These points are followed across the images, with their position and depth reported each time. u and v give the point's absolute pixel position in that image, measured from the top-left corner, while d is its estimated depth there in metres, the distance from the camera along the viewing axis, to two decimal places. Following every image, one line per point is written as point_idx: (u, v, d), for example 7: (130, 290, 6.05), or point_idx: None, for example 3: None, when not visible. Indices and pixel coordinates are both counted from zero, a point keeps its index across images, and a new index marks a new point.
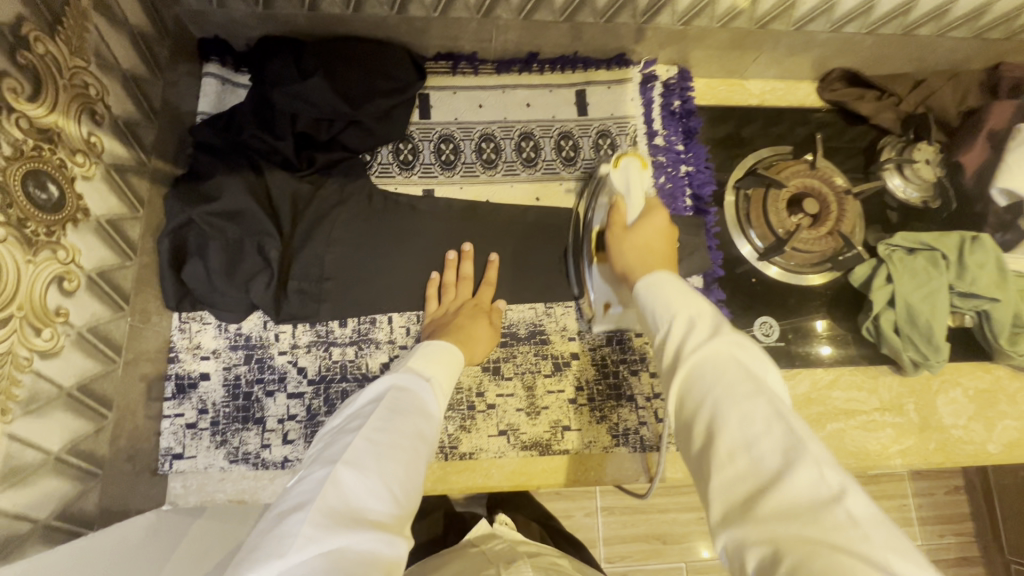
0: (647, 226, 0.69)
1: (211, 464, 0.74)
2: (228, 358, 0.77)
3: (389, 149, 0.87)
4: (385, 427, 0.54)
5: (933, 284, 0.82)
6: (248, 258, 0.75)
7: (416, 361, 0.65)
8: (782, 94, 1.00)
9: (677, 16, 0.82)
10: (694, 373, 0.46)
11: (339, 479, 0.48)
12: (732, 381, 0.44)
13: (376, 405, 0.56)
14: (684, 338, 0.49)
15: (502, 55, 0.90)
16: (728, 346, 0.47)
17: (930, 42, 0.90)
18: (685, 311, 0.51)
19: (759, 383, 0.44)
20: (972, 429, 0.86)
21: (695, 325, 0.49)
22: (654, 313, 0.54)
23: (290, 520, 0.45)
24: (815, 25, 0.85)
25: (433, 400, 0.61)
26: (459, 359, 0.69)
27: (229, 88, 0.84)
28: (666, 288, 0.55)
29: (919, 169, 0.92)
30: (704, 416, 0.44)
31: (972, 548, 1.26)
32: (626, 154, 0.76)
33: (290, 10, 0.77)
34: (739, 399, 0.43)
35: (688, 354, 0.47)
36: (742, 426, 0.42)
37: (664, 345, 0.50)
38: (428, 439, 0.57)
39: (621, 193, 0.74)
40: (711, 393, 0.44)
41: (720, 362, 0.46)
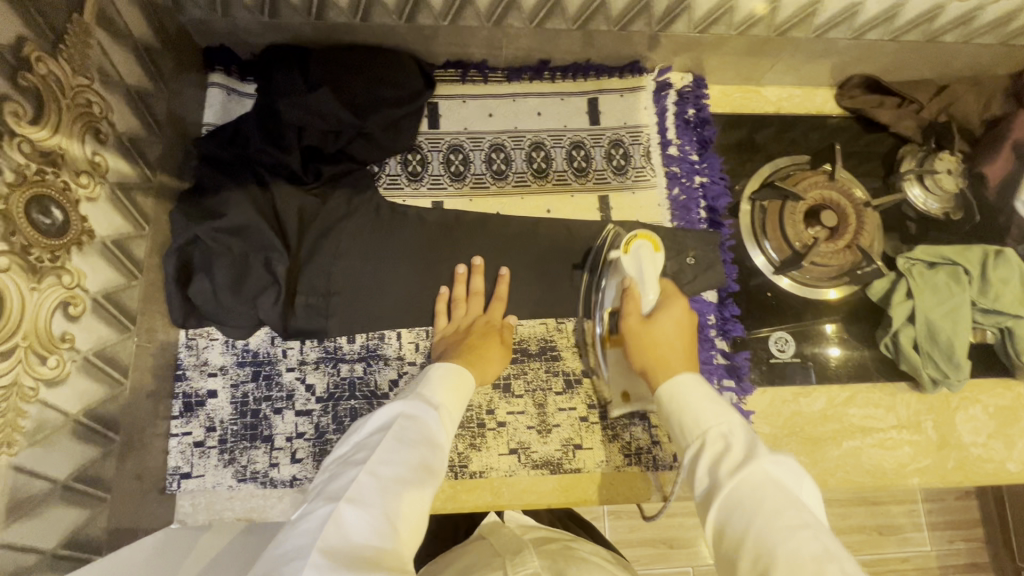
0: (667, 319, 0.71)
1: (219, 482, 0.73)
2: (236, 375, 0.76)
3: (398, 160, 0.85)
4: (390, 460, 0.53)
5: (954, 300, 0.80)
6: (255, 273, 0.73)
7: (424, 388, 0.64)
8: (799, 101, 0.97)
9: (694, 24, 0.80)
10: (733, 500, 0.48)
11: (342, 516, 0.47)
12: (774, 509, 0.46)
13: (382, 436, 0.55)
14: (724, 452, 0.52)
15: (513, 63, 0.88)
16: (765, 468, 0.49)
17: (954, 49, 0.87)
18: (718, 425, 0.55)
19: (799, 509, 0.46)
20: (992, 447, 0.84)
21: (730, 443, 0.53)
22: (685, 426, 0.57)
23: (292, 560, 0.44)
24: (836, 32, 0.82)
25: (441, 430, 0.59)
26: (468, 381, 0.68)
27: (235, 98, 0.82)
28: (692, 400, 0.58)
29: (940, 179, 0.89)
30: (747, 543, 0.45)
31: (981, 555, 1.24)
32: (638, 236, 0.75)
33: (297, 19, 0.75)
34: (781, 527, 0.44)
35: (725, 480, 0.50)
36: (786, 556, 0.43)
37: (700, 469, 0.53)
38: (435, 471, 0.55)
39: (635, 279, 0.74)
40: (753, 525, 0.46)
41: (757, 485, 0.48)
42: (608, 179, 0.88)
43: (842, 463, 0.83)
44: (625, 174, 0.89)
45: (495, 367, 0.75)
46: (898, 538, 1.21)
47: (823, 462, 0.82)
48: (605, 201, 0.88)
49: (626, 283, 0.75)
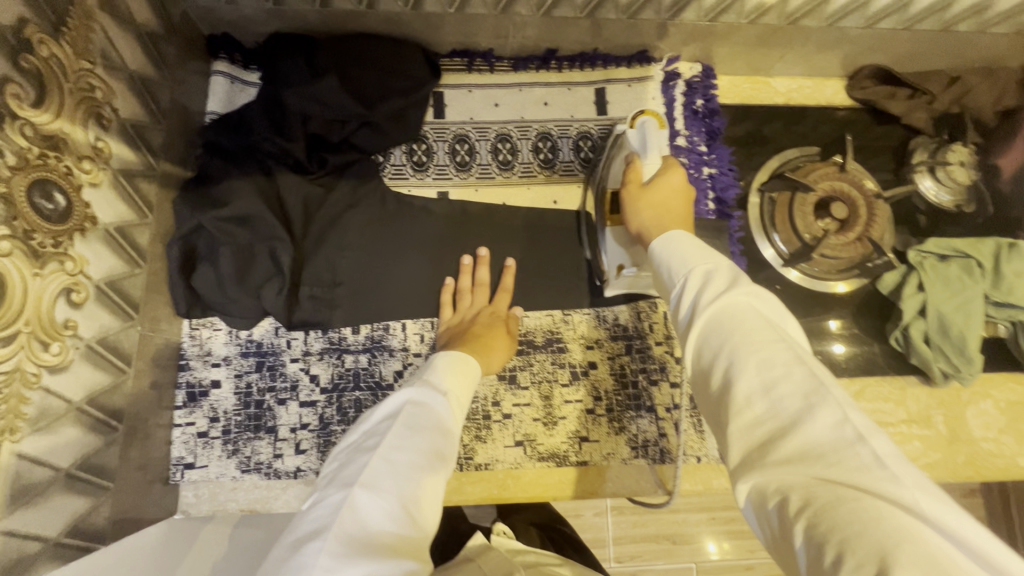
0: (664, 184, 0.66)
1: (223, 473, 0.73)
2: (240, 366, 0.75)
3: (403, 149, 0.84)
4: (401, 446, 0.52)
5: (966, 294, 0.79)
6: (259, 263, 0.73)
7: (432, 375, 0.63)
8: (809, 92, 0.96)
9: (703, 12, 0.79)
10: (710, 325, 0.45)
11: (356, 503, 0.47)
12: (750, 328, 0.43)
13: (391, 422, 0.55)
14: (703, 287, 0.48)
15: (520, 52, 0.87)
16: (746, 296, 0.46)
17: (968, 38, 0.86)
18: (702, 264, 0.50)
19: (776, 330, 0.43)
20: (1003, 442, 0.83)
21: (713, 278, 0.48)
22: (672, 270, 0.53)
23: (307, 548, 0.44)
24: (847, 21, 0.81)
25: (449, 416, 0.59)
26: (473, 369, 0.67)
27: (239, 87, 0.82)
28: (683, 249, 0.54)
29: (952, 171, 0.89)
30: (722, 351, 0.43)
31: None
32: (643, 115, 0.71)
33: (301, 6, 0.74)
34: (755, 340, 0.42)
35: (704, 304, 0.47)
36: (759, 360, 0.41)
37: (680, 303, 0.49)
38: (445, 457, 0.55)
39: (637, 153, 0.70)
40: (730, 340, 0.43)
41: (736, 312, 0.45)
42: None
43: None
44: None
45: (496, 357, 0.73)
46: None
47: None
48: None
49: (629, 158, 0.71)
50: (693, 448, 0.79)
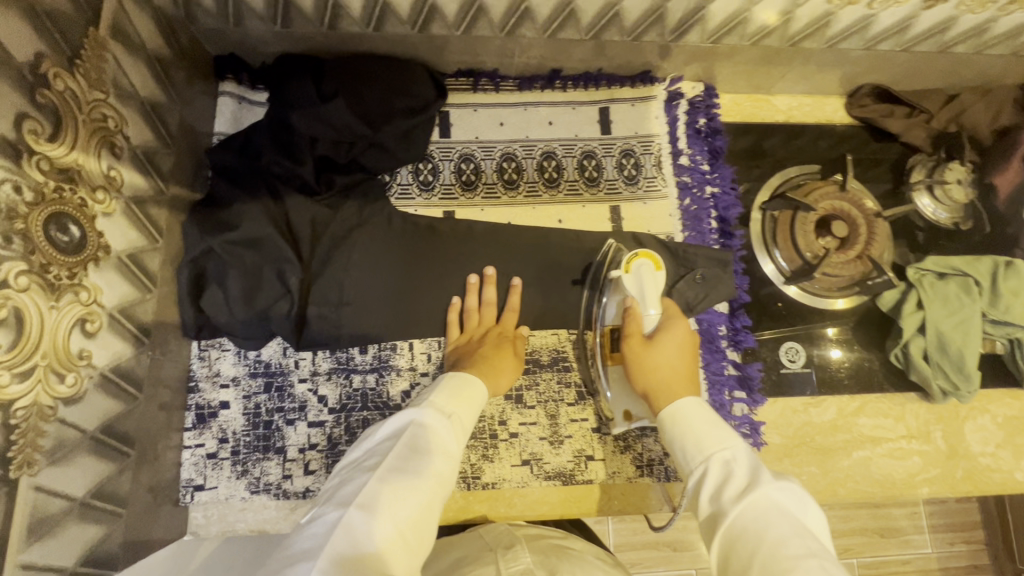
0: (667, 344, 0.70)
1: (232, 494, 0.73)
2: (249, 387, 0.76)
3: (409, 169, 0.85)
4: (401, 467, 0.53)
5: (965, 312, 0.81)
6: (268, 285, 0.73)
7: (437, 397, 0.63)
8: (809, 110, 0.97)
9: (707, 35, 0.80)
10: (738, 529, 0.48)
11: (351, 522, 0.47)
12: (778, 533, 0.45)
13: (394, 443, 0.55)
14: (725, 482, 0.52)
15: (524, 72, 0.87)
16: (770, 497, 0.48)
17: (966, 59, 0.87)
18: (721, 451, 0.54)
19: (800, 529, 0.46)
20: (1000, 457, 0.85)
21: (733, 471, 0.52)
22: (688, 450, 0.57)
23: (302, 564, 0.45)
24: (848, 43, 0.82)
25: (452, 439, 0.59)
26: (478, 391, 0.68)
27: (245, 107, 0.82)
28: (698, 425, 0.58)
29: (949, 189, 0.90)
30: (754, 562, 0.44)
31: (982, 557, 1.23)
32: (638, 255, 0.75)
33: (309, 29, 0.74)
34: (783, 552, 0.44)
35: (729, 507, 0.49)
36: (792, 573, 0.42)
37: (704, 494, 0.53)
38: (445, 481, 0.55)
39: (635, 298, 0.74)
40: (760, 550, 0.45)
41: (761, 514, 0.47)
42: (619, 189, 0.88)
43: (851, 473, 0.83)
44: (636, 184, 0.88)
45: (507, 377, 0.75)
46: (901, 541, 1.20)
47: (833, 472, 0.83)
48: (616, 211, 0.88)
49: (626, 302, 0.74)
50: None
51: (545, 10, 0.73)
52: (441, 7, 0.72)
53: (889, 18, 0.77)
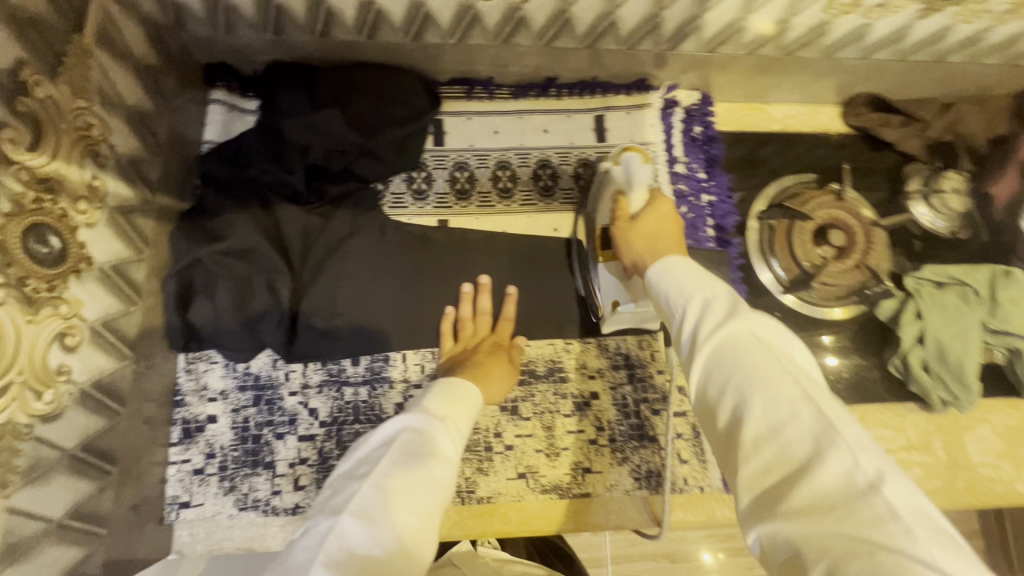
0: (652, 215, 0.66)
1: (220, 511, 0.71)
2: (237, 400, 0.74)
3: (402, 178, 0.84)
4: (394, 472, 0.51)
5: (964, 322, 0.80)
6: (258, 297, 0.71)
7: (429, 402, 0.62)
8: (805, 119, 0.97)
9: (703, 44, 0.79)
10: (714, 357, 0.44)
11: (344, 532, 0.45)
12: (754, 362, 0.42)
13: (386, 449, 0.53)
14: (703, 319, 0.47)
15: (519, 80, 0.87)
16: (746, 326, 0.45)
17: (961, 69, 0.87)
18: (699, 294, 0.50)
19: (780, 358, 0.42)
20: (1001, 468, 0.84)
21: (711, 308, 0.48)
22: (671, 299, 0.52)
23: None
24: (844, 52, 0.82)
25: (448, 442, 0.57)
26: (473, 397, 0.66)
27: (235, 114, 0.80)
28: (680, 274, 0.53)
29: (946, 198, 0.90)
30: (730, 385, 0.42)
31: None
32: (628, 149, 0.71)
33: (301, 36, 0.73)
34: (761, 376, 0.41)
35: (705, 338, 0.45)
36: (763, 401, 0.40)
37: (682, 336, 0.49)
38: (443, 485, 0.53)
39: (624, 189, 0.70)
40: (733, 375, 0.42)
41: (738, 343, 0.44)
42: None
43: None
44: None
45: (500, 386, 0.73)
46: None
47: None
48: None
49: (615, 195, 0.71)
50: (695, 479, 0.78)
51: (540, 18, 0.72)
52: (435, 15, 0.71)
53: (884, 28, 0.76)
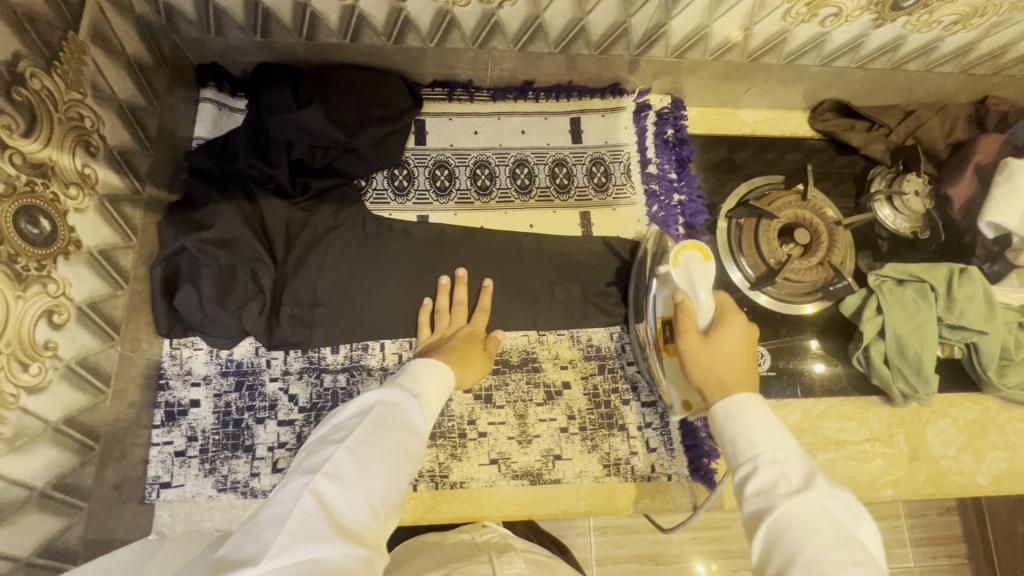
0: (720, 338, 0.68)
1: (199, 492, 0.73)
2: (220, 386, 0.77)
3: (385, 175, 0.88)
4: (369, 441, 0.54)
5: (921, 317, 0.83)
6: (241, 285, 0.74)
7: (406, 378, 0.64)
8: (774, 123, 1.01)
9: (671, 50, 0.84)
10: (783, 525, 0.48)
11: (318, 491, 0.48)
12: (823, 542, 0.46)
13: (361, 419, 0.56)
14: (774, 482, 0.52)
15: (498, 83, 0.91)
16: (820, 500, 0.49)
17: (918, 76, 0.91)
18: (771, 450, 0.54)
19: (849, 545, 0.46)
20: (962, 460, 0.87)
21: (787, 474, 0.52)
22: (738, 446, 0.56)
23: (267, 528, 0.45)
24: (806, 59, 0.86)
25: (420, 418, 0.60)
26: (448, 378, 0.68)
27: (226, 113, 0.84)
28: (749, 418, 0.57)
29: (908, 200, 0.92)
30: (795, 564, 0.46)
31: (963, 570, 1.23)
32: (687, 246, 0.74)
33: (287, 39, 0.77)
34: (829, 560, 0.45)
35: (776, 503, 0.50)
36: None
37: (750, 488, 0.53)
38: (413, 455, 0.56)
39: (685, 292, 0.72)
40: (801, 549, 0.46)
41: (809, 516, 0.48)
42: (589, 196, 0.91)
43: None
44: (605, 191, 0.91)
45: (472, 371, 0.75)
46: None
47: None
48: (587, 216, 0.90)
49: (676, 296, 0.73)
50: (662, 467, 0.81)
51: (514, 23, 0.76)
52: (414, 20, 0.75)
53: (841, 36, 0.81)
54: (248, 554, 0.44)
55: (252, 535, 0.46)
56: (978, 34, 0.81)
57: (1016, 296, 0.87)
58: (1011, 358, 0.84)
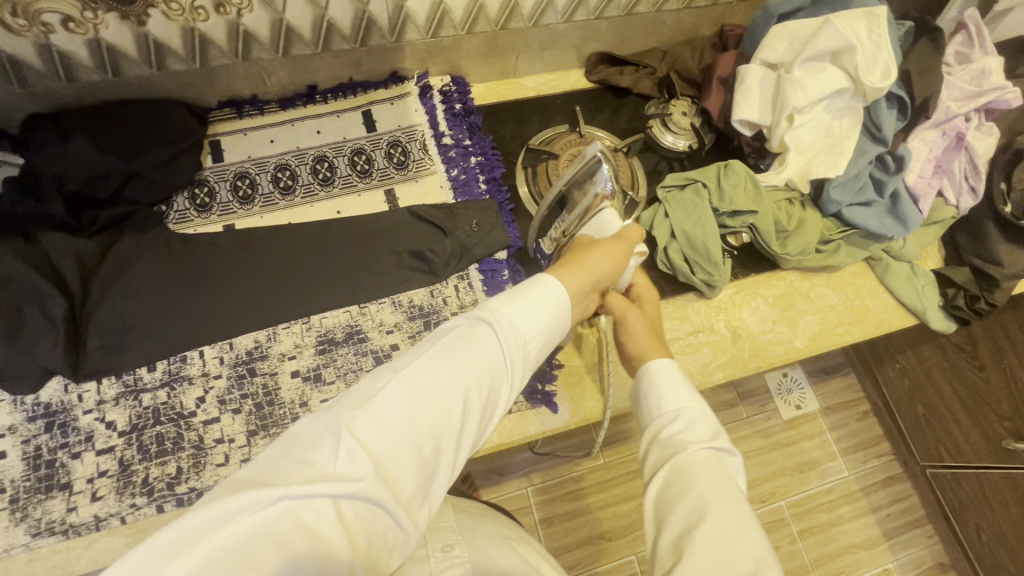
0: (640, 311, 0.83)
1: (12, 544, 0.69)
2: (27, 431, 0.74)
3: (185, 196, 0.90)
4: (436, 375, 0.50)
5: (698, 210, 0.93)
6: (31, 321, 0.75)
7: (505, 299, 0.59)
8: (556, 83, 1.11)
9: (424, 31, 0.93)
10: (689, 462, 0.59)
11: (362, 427, 0.45)
12: (719, 479, 0.57)
13: (435, 344, 0.53)
14: (683, 430, 0.63)
15: (284, 93, 0.97)
16: (720, 454, 0.60)
17: (653, 17, 1.06)
18: (689, 406, 0.65)
19: (737, 489, 0.57)
20: (779, 330, 0.95)
21: (696, 427, 0.63)
22: (661, 400, 0.67)
23: (306, 450, 0.44)
24: (547, 18, 0.98)
25: (500, 354, 0.55)
26: (560, 299, 0.61)
27: (2, 169, 0.83)
28: (673, 383, 0.68)
29: (676, 120, 1.05)
30: (694, 493, 0.56)
31: (892, 466, 1.65)
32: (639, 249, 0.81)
33: (50, 84, 0.81)
34: (724, 496, 0.56)
35: (685, 448, 0.60)
36: (722, 513, 0.54)
37: (667, 433, 0.63)
38: (479, 401, 0.52)
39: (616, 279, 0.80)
40: (699, 484, 0.57)
41: (709, 464, 0.58)
42: (391, 175, 0.97)
43: None
44: (406, 168, 0.97)
45: (602, 252, 0.72)
46: None
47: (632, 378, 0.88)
48: (391, 193, 0.96)
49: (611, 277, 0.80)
50: None
51: (263, 31, 0.84)
52: (166, 42, 0.81)
53: None
54: (277, 476, 0.42)
55: (290, 452, 0.44)
56: None
57: (779, 177, 0.95)
58: (786, 230, 0.94)
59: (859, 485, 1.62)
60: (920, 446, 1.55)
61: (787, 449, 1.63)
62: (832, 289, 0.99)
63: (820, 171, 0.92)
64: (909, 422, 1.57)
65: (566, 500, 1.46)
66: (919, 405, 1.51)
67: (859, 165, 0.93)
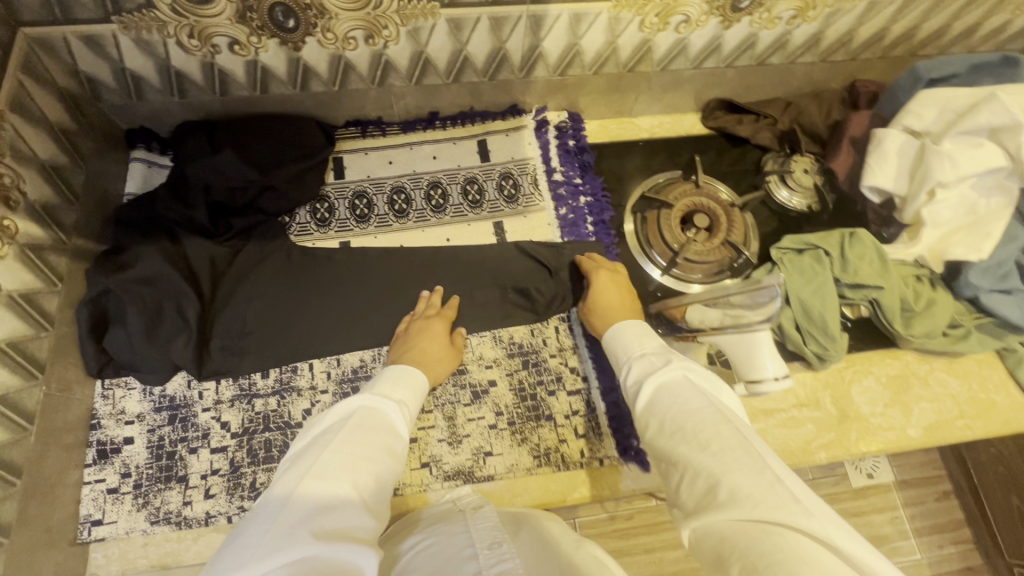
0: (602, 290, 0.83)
1: (133, 528, 0.74)
2: (153, 421, 0.79)
3: (307, 209, 0.94)
4: (355, 441, 0.54)
5: (819, 280, 0.88)
6: (168, 320, 0.80)
7: (385, 386, 0.66)
8: (670, 126, 1.09)
9: (552, 69, 0.94)
10: (658, 391, 0.58)
11: (308, 491, 0.48)
12: (687, 396, 0.56)
13: (342, 423, 0.57)
14: (652, 367, 0.62)
15: (407, 117, 1.00)
16: (682, 372, 0.59)
17: (785, 69, 1.01)
18: (644, 348, 0.66)
19: (707, 394, 0.56)
20: (890, 416, 0.89)
21: (655, 359, 0.63)
22: (623, 353, 0.69)
23: (253, 536, 0.44)
24: (676, 64, 0.96)
25: (399, 420, 0.61)
26: (421, 383, 0.72)
27: (156, 170, 0.92)
28: (630, 333, 0.71)
29: (798, 177, 1.00)
30: (666, 417, 0.55)
31: (973, 557, 1.51)
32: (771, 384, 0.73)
33: (204, 96, 0.87)
34: (691, 408, 0.54)
35: (650, 379, 0.60)
36: (692, 421, 0.52)
37: (632, 378, 0.64)
38: (399, 456, 0.58)
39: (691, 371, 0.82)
40: (670, 409, 0.55)
41: (675, 383, 0.58)
42: (501, 207, 0.97)
43: None
44: (516, 201, 0.98)
45: (445, 365, 0.81)
46: None
47: None
48: (499, 225, 0.96)
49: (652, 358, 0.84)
50: (591, 451, 0.82)
51: (403, 61, 0.86)
52: (313, 67, 0.84)
53: (698, 39, 0.91)
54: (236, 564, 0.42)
55: (240, 547, 0.44)
56: (819, 25, 0.92)
57: (909, 251, 0.89)
58: (912, 310, 0.88)
59: (932, 571, 1.49)
60: (1010, 542, 1.43)
61: (856, 519, 1.51)
62: (952, 376, 0.92)
63: (960, 253, 0.85)
64: (999, 513, 1.45)
65: (615, 538, 1.42)
66: (1014, 495, 1.40)
67: (1005, 252, 0.86)
